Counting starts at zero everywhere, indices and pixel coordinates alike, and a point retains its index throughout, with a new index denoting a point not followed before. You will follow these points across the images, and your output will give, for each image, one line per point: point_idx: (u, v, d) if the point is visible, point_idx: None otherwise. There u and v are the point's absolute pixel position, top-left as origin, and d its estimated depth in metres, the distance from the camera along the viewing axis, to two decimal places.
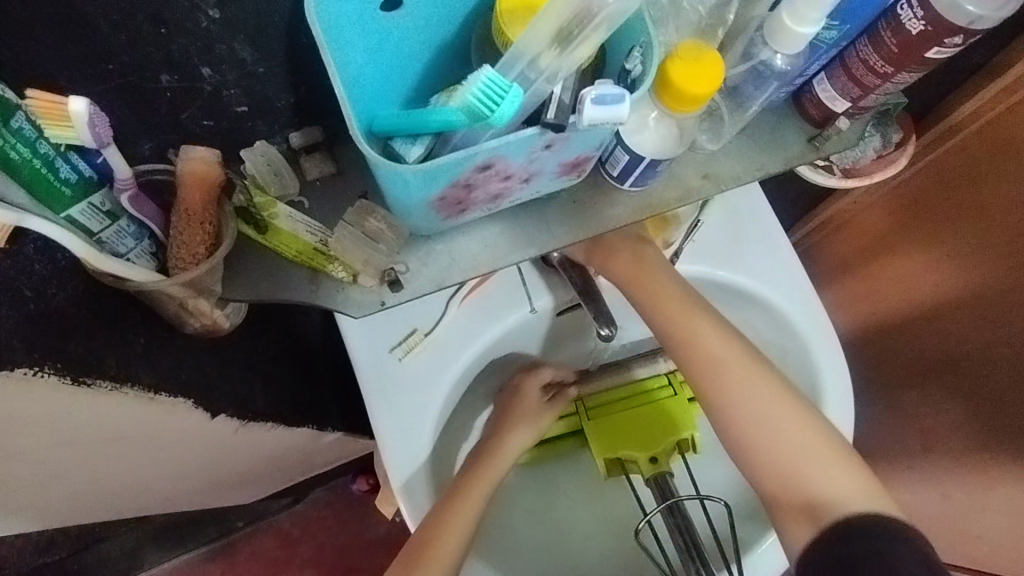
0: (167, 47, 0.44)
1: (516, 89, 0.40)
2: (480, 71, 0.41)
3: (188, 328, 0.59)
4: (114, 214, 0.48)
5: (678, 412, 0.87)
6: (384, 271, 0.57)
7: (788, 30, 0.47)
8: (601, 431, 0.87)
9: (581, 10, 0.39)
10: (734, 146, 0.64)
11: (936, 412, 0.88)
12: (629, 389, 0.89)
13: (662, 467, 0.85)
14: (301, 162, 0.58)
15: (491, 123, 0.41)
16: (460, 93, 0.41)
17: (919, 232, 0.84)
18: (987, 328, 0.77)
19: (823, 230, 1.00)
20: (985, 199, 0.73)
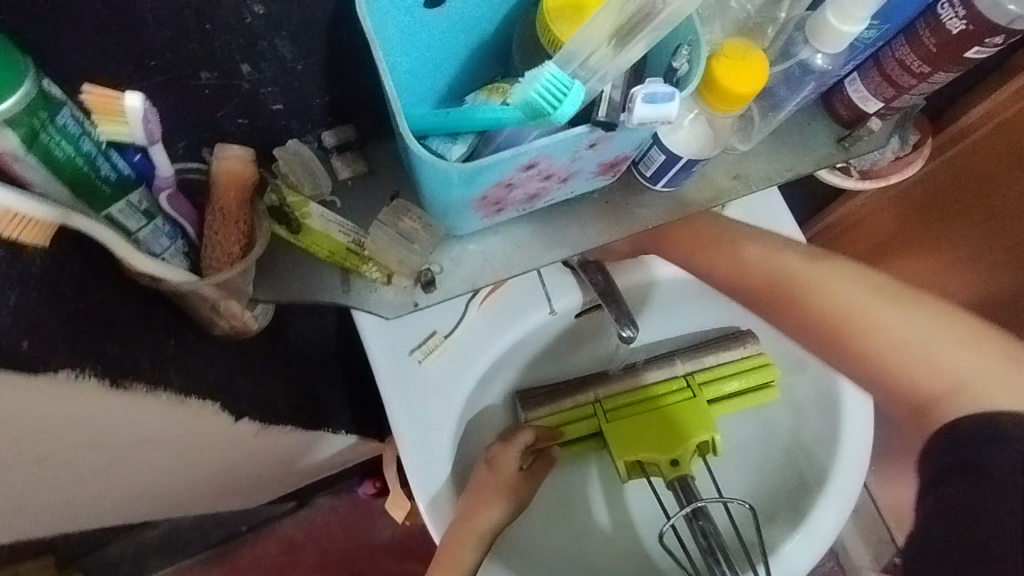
0: (209, 43, 0.44)
1: (578, 87, 0.39)
2: (542, 65, 0.40)
3: (216, 330, 0.58)
4: (149, 213, 0.47)
5: (699, 414, 0.86)
6: (419, 271, 0.56)
7: (832, 29, 0.47)
8: (621, 435, 0.85)
9: (643, 8, 0.39)
10: (764, 147, 0.64)
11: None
12: (648, 390, 0.88)
13: (683, 469, 0.84)
14: (332, 162, 0.57)
15: (552, 120, 0.40)
16: (519, 90, 0.40)
17: (935, 231, 0.85)
18: None
19: (835, 230, 0.96)
20: (999, 201, 0.74)
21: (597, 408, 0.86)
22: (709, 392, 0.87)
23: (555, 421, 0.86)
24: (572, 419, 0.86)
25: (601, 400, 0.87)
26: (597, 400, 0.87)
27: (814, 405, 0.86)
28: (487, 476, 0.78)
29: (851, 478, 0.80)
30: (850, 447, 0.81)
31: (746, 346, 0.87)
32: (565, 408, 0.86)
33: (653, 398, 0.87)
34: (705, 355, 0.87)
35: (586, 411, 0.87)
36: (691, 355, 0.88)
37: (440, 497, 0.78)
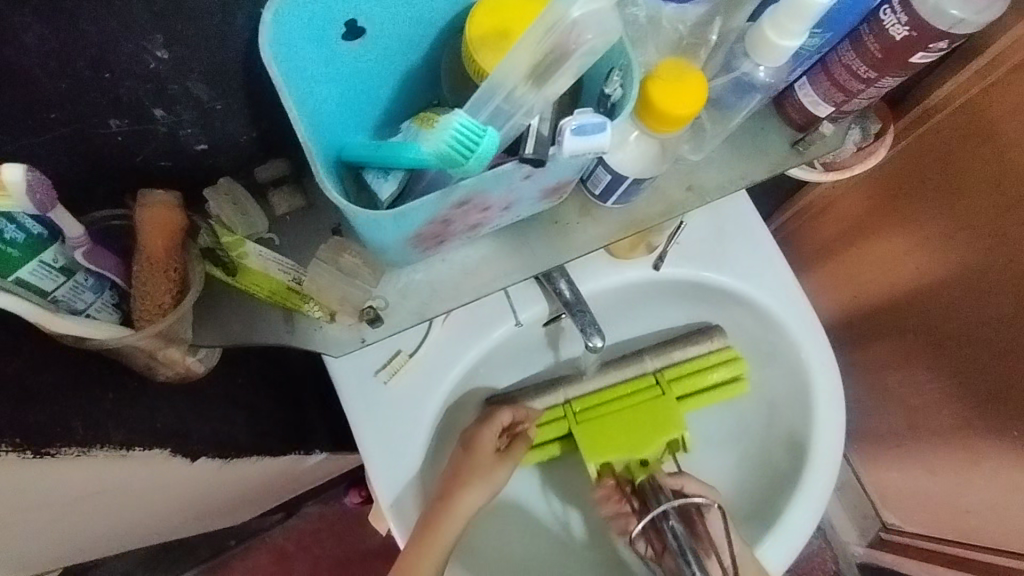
0: (113, 91, 0.41)
1: (492, 132, 0.38)
2: (452, 114, 0.39)
3: (158, 378, 0.56)
4: (68, 269, 0.45)
5: (669, 411, 0.82)
6: (362, 308, 0.55)
7: (769, 43, 0.45)
8: (591, 435, 0.82)
9: (558, 45, 0.37)
10: (717, 155, 0.62)
11: (919, 392, 0.88)
12: (618, 389, 0.84)
13: (653, 468, 0.82)
14: (269, 197, 0.55)
15: (467, 170, 0.39)
16: (433, 137, 0.39)
17: (895, 217, 0.81)
18: (978, 310, 0.74)
19: (807, 214, 0.95)
20: (958, 176, 0.71)
21: (570, 410, 0.83)
22: (679, 388, 0.84)
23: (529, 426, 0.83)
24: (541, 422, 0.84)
25: (571, 401, 0.83)
26: (569, 401, 0.83)
27: (787, 406, 0.85)
28: (463, 456, 0.76)
29: (829, 474, 0.80)
30: (824, 441, 0.81)
31: (713, 340, 0.85)
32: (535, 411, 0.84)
33: (623, 395, 0.84)
34: (674, 351, 0.84)
35: (556, 413, 0.84)
36: (659, 352, 0.85)
37: (408, 507, 0.77)
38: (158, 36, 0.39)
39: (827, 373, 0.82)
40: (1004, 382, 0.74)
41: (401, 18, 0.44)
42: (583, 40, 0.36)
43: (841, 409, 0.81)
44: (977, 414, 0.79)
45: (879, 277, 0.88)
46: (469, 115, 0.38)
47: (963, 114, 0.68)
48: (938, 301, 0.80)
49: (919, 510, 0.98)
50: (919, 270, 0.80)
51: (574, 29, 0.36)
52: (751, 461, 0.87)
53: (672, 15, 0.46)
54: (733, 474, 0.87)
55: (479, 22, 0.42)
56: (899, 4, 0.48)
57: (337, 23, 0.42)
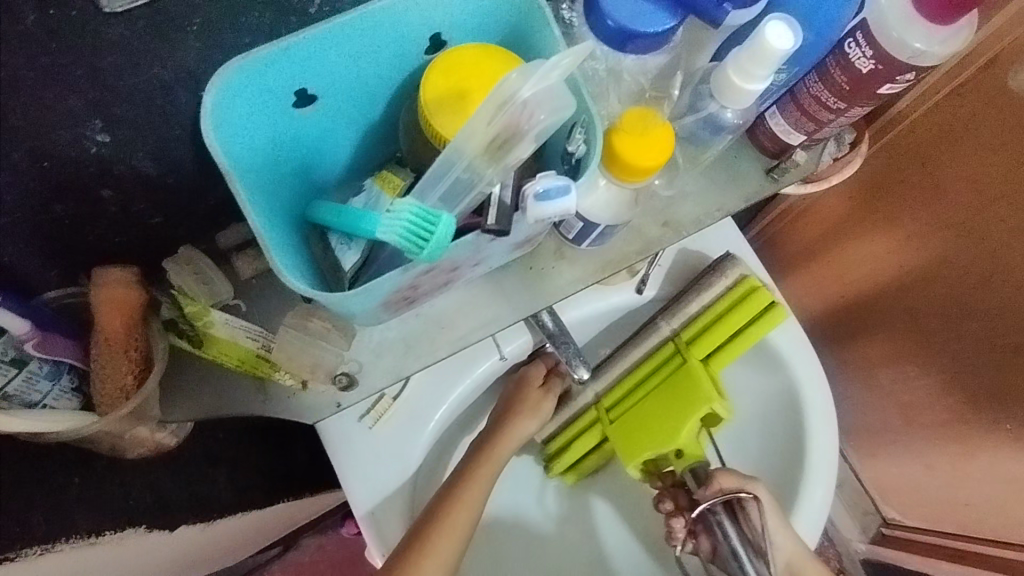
0: (55, 179, 0.39)
1: (447, 217, 0.36)
2: (404, 202, 0.38)
3: (130, 456, 0.54)
4: (19, 360, 0.44)
5: (690, 383, 0.71)
6: (335, 374, 0.53)
7: (734, 87, 0.44)
8: (626, 434, 0.74)
9: (512, 124, 0.36)
10: (691, 188, 0.61)
11: (912, 389, 0.86)
12: (643, 367, 0.75)
13: (692, 459, 0.70)
14: (232, 262, 0.53)
15: (423, 258, 0.37)
16: (386, 223, 0.38)
17: (875, 219, 0.80)
18: (967, 309, 0.73)
19: (784, 219, 0.94)
20: (936, 180, 0.70)
21: (599, 409, 0.77)
22: (703, 347, 0.72)
23: (566, 437, 0.80)
24: (577, 431, 0.79)
25: (600, 399, 0.77)
26: (598, 400, 0.78)
27: (784, 404, 0.82)
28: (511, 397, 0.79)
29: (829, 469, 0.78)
30: (820, 443, 0.79)
31: (726, 276, 0.71)
32: (571, 420, 0.80)
33: (649, 374, 0.75)
34: (687, 304, 0.72)
35: (587, 417, 0.78)
36: (673, 308, 0.73)
37: (391, 523, 0.73)
38: (97, 122, 0.37)
39: (814, 376, 0.80)
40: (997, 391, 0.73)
41: (353, 80, 0.42)
42: (536, 119, 0.35)
43: (831, 416, 0.80)
44: (972, 408, 0.78)
45: (867, 283, 0.87)
46: (419, 201, 0.37)
47: (932, 120, 0.68)
48: (923, 294, 0.79)
49: (917, 506, 0.97)
50: (905, 266, 0.79)
51: (526, 108, 0.35)
52: (785, 429, 0.82)
53: (634, 66, 0.45)
54: (769, 439, 0.84)
55: (433, 84, 0.40)
56: (863, 38, 0.47)
57: (285, 93, 0.40)
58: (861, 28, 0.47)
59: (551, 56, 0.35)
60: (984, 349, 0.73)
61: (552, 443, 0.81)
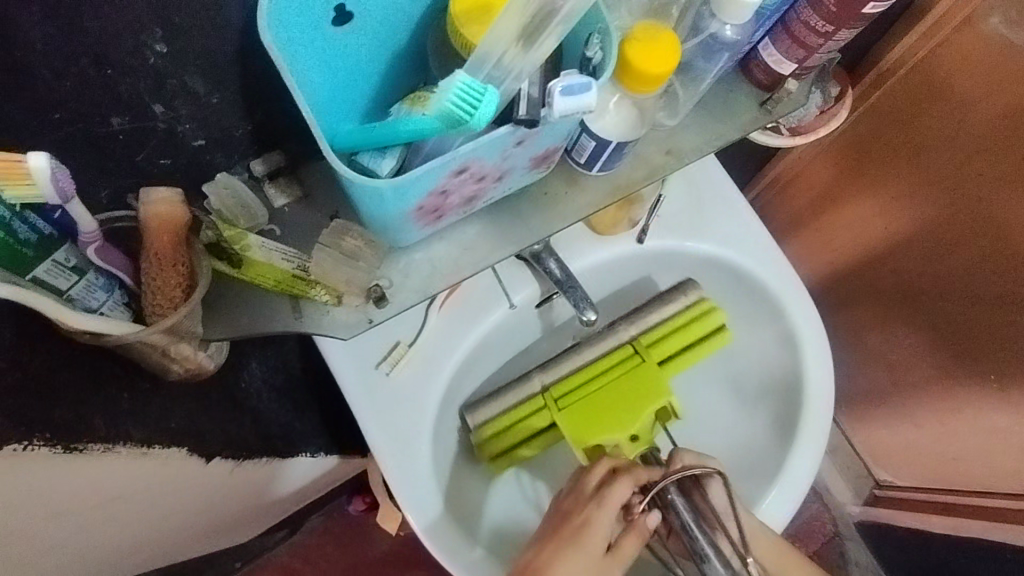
0: (115, 89, 0.43)
1: (491, 91, 0.40)
2: (453, 75, 0.41)
3: (172, 376, 0.57)
4: (80, 268, 0.46)
5: (649, 381, 0.78)
6: (368, 288, 0.56)
7: (733, 2, 0.48)
8: (573, 419, 0.76)
9: (542, 6, 0.40)
10: (691, 120, 0.66)
11: (902, 344, 0.91)
12: (597, 364, 0.80)
13: (646, 443, 0.77)
14: (266, 190, 0.57)
15: (472, 126, 0.40)
16: (435, 101, 0.41)
17: (862, 182, 0.84)
18: (950, 263, 0.78)
19: (773, 187, 0.96)
20: (920, 139, 0.75)
21: (548, 398, 0.78)
22: (660, 351, 0.80)
23: (502, 424, 0.78)
24: (516, 417, 0.79)
25: (548, 387, 0.79)
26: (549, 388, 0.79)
27: (784, 376, 0.89)
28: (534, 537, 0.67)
29: (823, 421, 0.85)
30: (810, 430, 0.85)
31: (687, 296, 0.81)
32: (510, 406, 0.79)
33: (607, 369, 0.79)
34: (648, 315, 0.81)
35: (533, 403, 0.79)
36: (636, 319, 0.81)
37: (444, 526, 0.76)
38: (157, 30, 0.41)
39: (814, 331, 0.86)
40: (975, 329, 0.78)
41: (384, 2, 0.46)
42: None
43: (829, 403, 0.85)
44: (956, 360, 0.83)
45: (859, 240, 0.91)
46: (468, 74, 0.40)
47: (919, 74, 0.71)
48: (910, 254, 0.84)
49: (908, 460, 1.01)
50: (891, 227, 0.84)
51: None
52: (779, 395, 0.89)
53: None
54: (764, 408, 0.91)
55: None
56: None
57: (325, 9, 0.43)
58: None
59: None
60: (965, 289, 0.77)
61: (491, 425, 0.78)
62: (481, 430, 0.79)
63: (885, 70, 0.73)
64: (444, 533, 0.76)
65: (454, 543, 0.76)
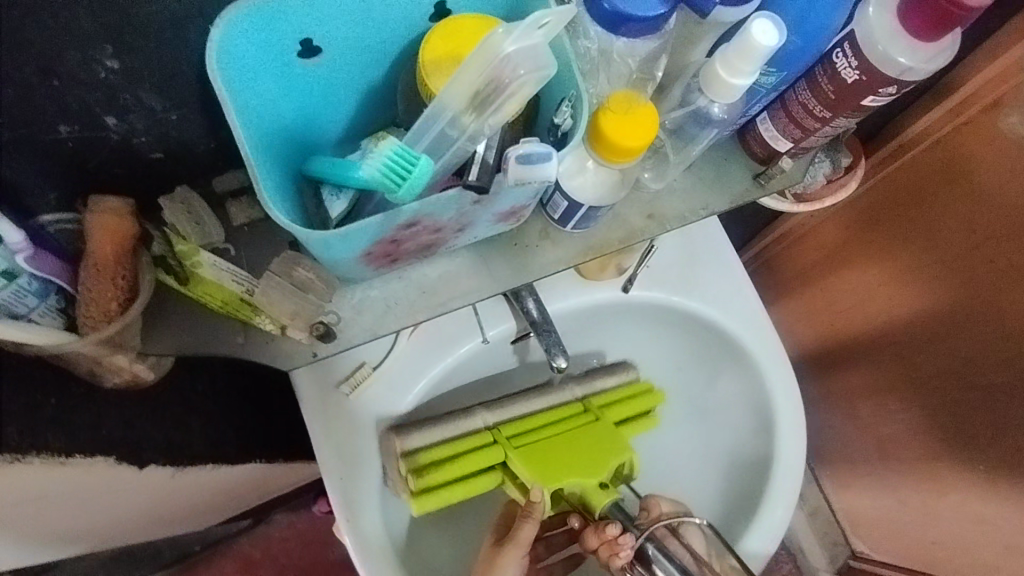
0: (62, 99, 0.41)
1: (425, 160, 0.39)
2: (387, 142, 0.40)
3: (106, 386, 0.56)
4: (10, 272, 0.45)
5: (607, 439, 0.71)
6: (314, 323, 0.54)
7: (721, 81, 0.46)
8: (529, 458, 0.69)
9: (493, 77, 0.37)
10: (679, 185, 0.63)
11: (891, 422, 0.87)
12: (547, 417, 0.73)
13: (613, 495, 0.69)
14: (227, 208, 0.55)
15: (399, 197, 0.40)
16: (368, 163, 0.40)
17: (870, 251, 0.81)
18: (954, 350, 0.74)
19: (785, 241, 0.94)
20: (933, 217, 0.71)
21: (496, 436, 0.70)
22: (612, 413, 0.75)
23: (443, 454, 0.69)
24: (457, 451, 0.69)
25: (494, 428, 0.71)
26: (495, 428, 0.71)
27: (753, 424, 0.86)
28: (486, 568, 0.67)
29: (794, 477, 0.82)
30: (773, 508, 0.82)
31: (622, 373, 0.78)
32: (450, 438, 0.70)
33: (556, 423, 0.73)
34: (594, 379, 0.76)
35: (480, 442, 0.70)
36: (584, 378, 0.76)
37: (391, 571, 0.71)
38: (108, 46, 0.39)
39: (789, 395, 0.84)
40: (967, 416, 0.75)
41: (355, 39, 0.44)
42: (513, 74, 0.37)
43: (801, 463, 0.83)
44: (947, 446, 0.78)
45: (854, 316, 0.88)
46: (404, 143, 0.40)
47: (937, 153, 0.69)
48: (908, 330, 0.79)
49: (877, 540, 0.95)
50: (893, 303, 0.80)
51: (507, 61, 0.36)
52: (751, 449, 0.86)
53: (624, 48, 0.45)
54: (733, 460, 0.87)
55: (433, 46, 0.42)
56: (850, 49, 0.49)
57: (289, 44, 0.42)
58: (848, 39, 0.49)
59: (534, 15, 0.36)
60: (965, 378, 0.73)
61: (431, 450, 0.68)
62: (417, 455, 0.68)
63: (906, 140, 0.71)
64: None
65: None
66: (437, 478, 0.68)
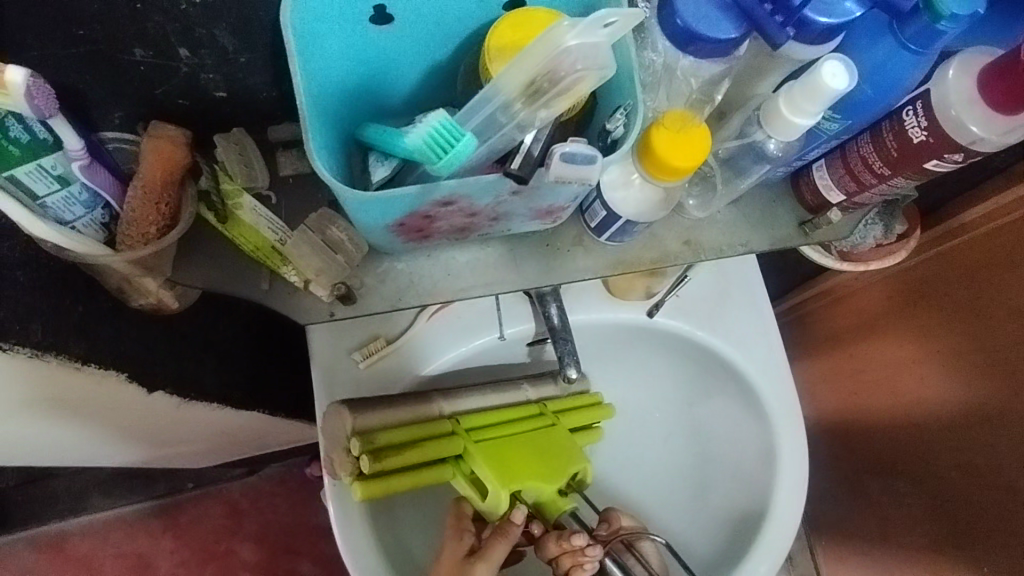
0: (143, 23, 0.43)
1: (469, 138, 0.39)
2: (434, 113, 0.40)
3: (132, 304, 0.57)
4: (64, 178, 0.47)
5: (563, 445, 0.69)
6: (336, 284, 0.55)
7: (782, 117, 0.45)
8: (490, 458, 0.65)
9: (550, 69, 0.37)
10: (723, 217, 0.62)
11: (898, 505, 0.84)
12: (508, 412, 0.70)
13: (569, 502, 0.68)
14: (276, 156, 0.57)
15: (435, 169, 0.40)
16: (414, 133, 0.40)
17: (909, 324, 0.78)
18: (981, 446, 0.70)
19: (824, 300, 0.92)
20: (980, 301, 0.68)
21: (455, 426, 0.67)
22: (568, 419, 0.73)
23: (400, 438, 0.65)
24: (413, 438, 0.65)
25: (454, 418, 0.68)
26: (453, 417, 0.68)
27: (753, 472, 0.84)
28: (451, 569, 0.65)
29: (785, 534, 0.80)
30: (755, 563, 0.80)
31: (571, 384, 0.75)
32: (408, 420, 0.66)
33: (511, 421, 0.70)
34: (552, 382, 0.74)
35: (439, 428, 0.66)
36: (542, 382, 0.74)
37: (367, 551, 0.70)
38: None
39: (795, 450, 0.82)
40: (981, 513, 0.71)
41: (428, 14, 0.45)
42: (569, 71, 0.36)
43: (795, 522, 0.81)
44: (953, 542, 0.75)
45: (879, 389, 0.85)
46: (449, 116, 0.40)
47: (995, 238, 0.67)
48: (932, 414, 0.76)
49: None
50: (922, 382, 0.77)
51: (565, 55, 0.36)
52: (746, 497, 0.84)
53: (688, 67, 0.44)
54: (725, 506, 0.85)
55: (501, 34, 0.42)
56: (922, 108, 0.48)
57: (363, 8, 0.43)
58: (922, 98, 0.48)
59: (601, 14, 0.36)
60: (987, 477, 0.70)
61: (387, 433, 0.64)
62: (372, 435, 0.64)
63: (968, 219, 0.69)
64: (363, 550, 0.69)
65: (373, 558, 0.70)
66: (392, 463, 0.63)
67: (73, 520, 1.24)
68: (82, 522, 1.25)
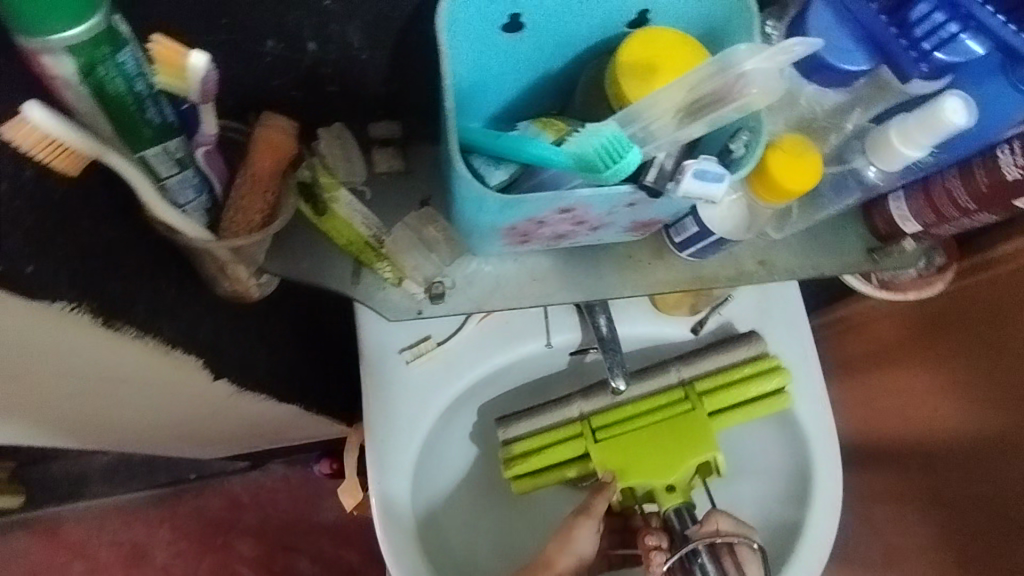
0: (284, 17, 0.44)
1: (635, 152, 0.41)
2: (603, 122, 0.41)
3: (219, 289, 0.58)
4: (182, 162, 0.46)
5: (700, 430, 0.70)
6: (431, 281, 0.57)
7: (891, 147, 0.48)
8: (617, 456, 0.70)
9: (717, 90, 0.41)
10: (797, 242, 0.63)
11: (904, 533, 0.79)
12: (653, 401, 0.71)
13: (680, 497, 0.70)
14: (373, 153, 0.58)
15: (603, 177, 0.42)
16: (576, 141, 0.42)
17: (932, 355, 0.76)
18: (994, 480, 0.68)
19: (837, 329, 0.93)
20: (1008, 339, 0.66)
21: (586, 428, 0.71)
22: (714, 401, 0.71)
23: (527, 446, 0.71)
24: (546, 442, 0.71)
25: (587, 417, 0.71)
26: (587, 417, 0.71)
27: (789, 484, 0.79)
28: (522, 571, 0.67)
29: (820, 554, 0.75)
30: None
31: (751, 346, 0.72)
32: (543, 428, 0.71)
33: (651, 411, 0.71)
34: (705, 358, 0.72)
35: (565, 432, 0.71)
36: (688, 358, 0.73)
37: (407, 549, 0.70)
38: None
39: (830, 468, 0.76)
40: (988, 548, 0.68)
41: (558, 28, 0.46)
42: (746, 91, 0.41)
43: (830, 540, 0.75)
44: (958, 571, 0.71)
45: (903, 417, 0.81)
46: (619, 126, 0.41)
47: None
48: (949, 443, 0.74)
49: None
50: (940, 413, 0.75)
51: (741, 78, 0.41)
52: (784, 510, 0.79)
53: (812, 95, 0.50)
54: (762, 517, 0.80)
55: (633, 50, 0.43)
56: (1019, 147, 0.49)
57: (500, 15, 0.44)
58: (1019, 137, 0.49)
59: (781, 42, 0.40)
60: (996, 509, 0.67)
61: (521, 444, 0.70)
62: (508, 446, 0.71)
63: (994, 258, 0.69)
64: (403, 547, 0.69)
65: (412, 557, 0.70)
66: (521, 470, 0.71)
67: (73, 503, 1.22)
68: (81, 506, 1.22)
